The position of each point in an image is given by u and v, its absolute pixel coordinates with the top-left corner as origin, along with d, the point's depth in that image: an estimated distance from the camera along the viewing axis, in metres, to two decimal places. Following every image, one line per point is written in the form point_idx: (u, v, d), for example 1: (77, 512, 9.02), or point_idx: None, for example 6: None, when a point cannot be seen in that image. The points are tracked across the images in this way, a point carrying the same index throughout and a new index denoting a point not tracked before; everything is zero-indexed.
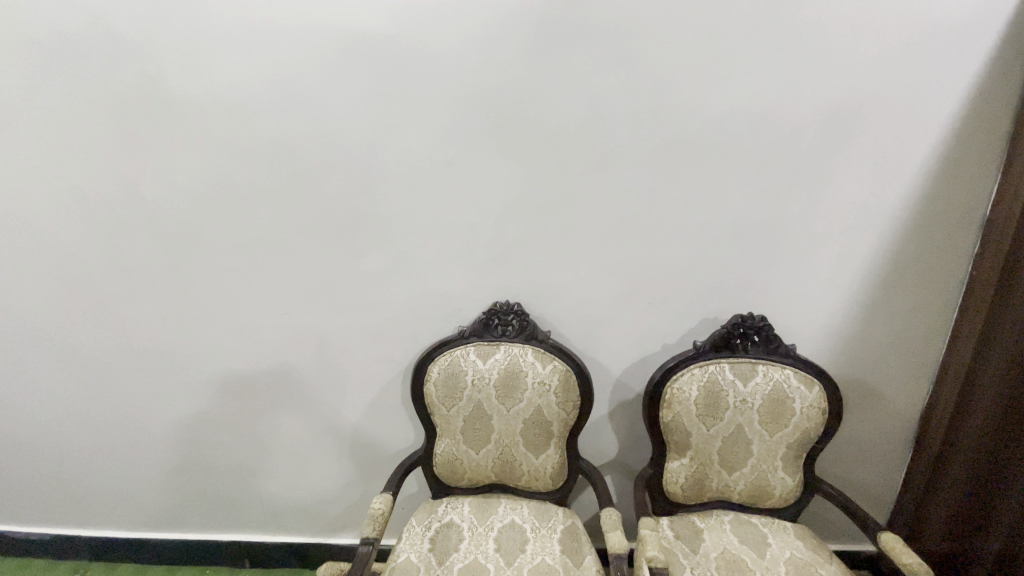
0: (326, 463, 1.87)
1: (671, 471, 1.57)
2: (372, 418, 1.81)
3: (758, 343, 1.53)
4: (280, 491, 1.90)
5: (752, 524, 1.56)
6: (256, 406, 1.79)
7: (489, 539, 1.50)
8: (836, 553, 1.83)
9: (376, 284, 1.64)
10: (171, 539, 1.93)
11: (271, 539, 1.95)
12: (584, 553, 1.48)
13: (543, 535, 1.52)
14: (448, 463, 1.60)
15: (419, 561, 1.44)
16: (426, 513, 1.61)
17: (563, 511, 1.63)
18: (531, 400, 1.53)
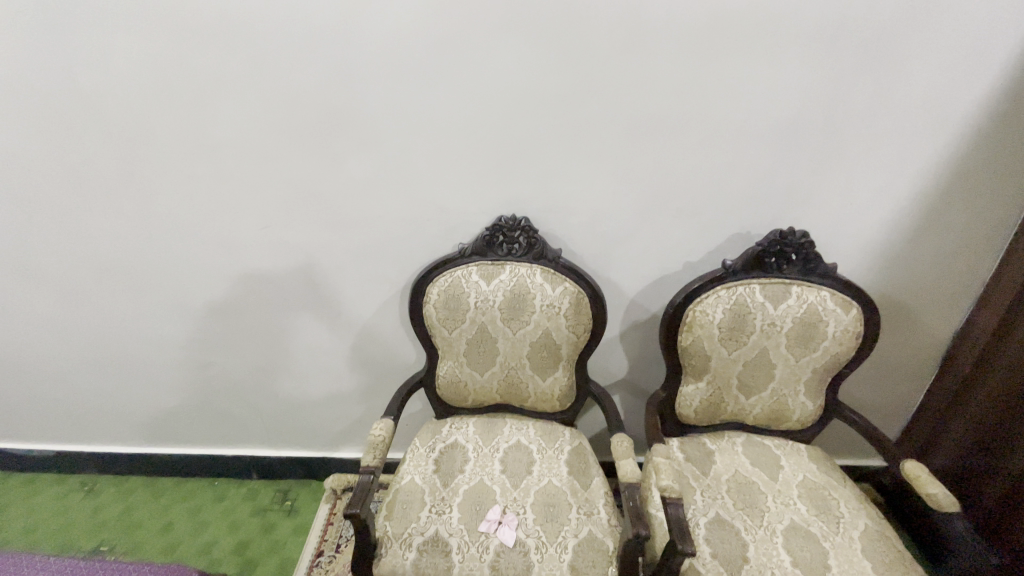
0: (325, 382, 1.81)
1: (687, 395, 1.47)
2: (370, 338, 1.72)
3: (795, 262, 1.37)
4: (281, 409, 1.87)
5: (765, 447, 1.51)
6: (245, 326, 1.69)
7: (495, 461, 1.44)
8: (842, 468, 1.82)
9: (362, 195, 1.44)
10: (176, 453, 1.94)
11: (276, 453, 1.95)
12: (592, 474, 1.42)
13: (550, 456, 1.46)
14: (450, 386, 1.51)
15: (424, 482, 1.38)
16: (429, 434, 1.54)
17: (570, 431, 1.56)
18: (539, 324, 1.40)
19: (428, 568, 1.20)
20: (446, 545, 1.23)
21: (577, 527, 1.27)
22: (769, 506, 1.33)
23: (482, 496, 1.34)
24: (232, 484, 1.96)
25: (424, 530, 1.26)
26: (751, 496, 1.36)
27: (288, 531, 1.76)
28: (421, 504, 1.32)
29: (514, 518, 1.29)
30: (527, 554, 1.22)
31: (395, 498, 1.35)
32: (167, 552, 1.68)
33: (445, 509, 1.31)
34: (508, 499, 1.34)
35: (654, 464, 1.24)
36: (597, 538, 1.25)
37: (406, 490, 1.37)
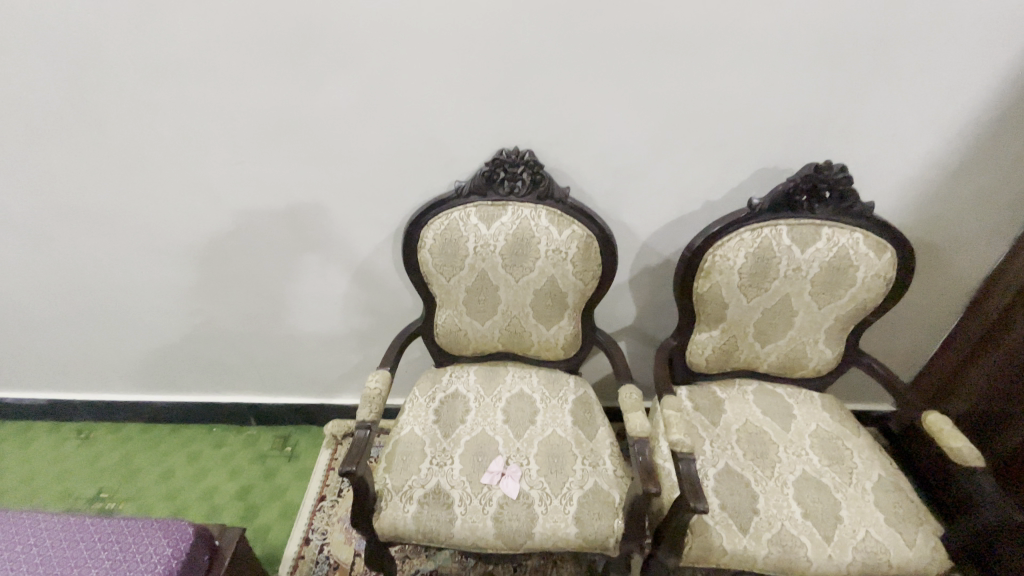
0: (317, 329, 1.74)
1: (699, 345, 1.38)
2: (362, 284, 1.61)
3: (829, 201, 1.23)
4: (274, 357, 1.81)
5: (778, 395, 1.45)
6: (229, 273, 1.59)
7: (497, 410, 1.36)
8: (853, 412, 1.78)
9: (343, 127, 1.27)
10: (171, 401, 1.91)
11: (273, 400, 1.91)
12: (598, 425, 1.36)
13: (554, 405, 1.38)
14: (448, 336, 1.42)
15: (424, 433, 1.31)
16: (428, 383, 1.45)
17: (575, 379, 1.48)
18: (544, 271, 1.29)
19: (430, 521, 1.16)
20: (448, 498, 1.19)
21: (582, 479, 1.22)
22: (780, 457, 1.28)
23: (484, 446, 1.27)
24: (231, 430, 1.94)
25: (425, 483, 1.21)
26: (761, 446, 1.31)
27: (290, 476, 1.76)
28: (421, 456, 1.26)
29: (517, 470, 1.23)
30: (531, 506, 1.17)
31: (394, 450, 1.29)
32: (169, 498, 1.69)
33: (446, 461, 1.25)
34: (511, 450, 1.27)
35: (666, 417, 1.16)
36: (602, 490, 1.20)
37: (405, 441, 1.30)
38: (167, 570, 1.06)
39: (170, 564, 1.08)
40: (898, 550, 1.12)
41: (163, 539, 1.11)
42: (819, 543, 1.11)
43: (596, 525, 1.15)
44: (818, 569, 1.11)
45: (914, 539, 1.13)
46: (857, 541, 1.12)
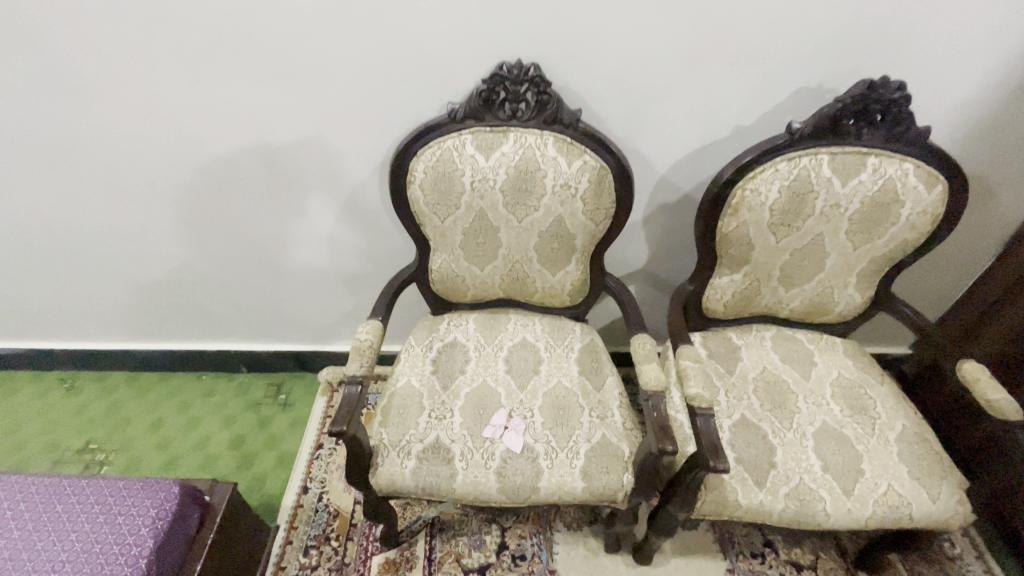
0: (303, 273, 1.61)
1: (719, 290, 1.26)
2: (347, 224, 1.47)
3: (881, 125, 1.06)
4: (259, 302, 1.69)
5: (798, 342, 1.36)
6: (198, 213, 1.44)
7: (498, 361, 1.27)
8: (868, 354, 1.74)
9: (312, 35, 1.08)
10: (155, 349, 1.82)
11: (262, 348, 1.83)
12: (606, 374, 1.26)
13: (558, 354, 1.29)
14: (444, 282, 1.30)
15: (422, 385, 1.22)
16: (425, 332, 1.35)
17: (581, 326, 1.38)
18: (550, 209, 1.14)
19: (430, 476, 1.08)
20: (448, 453, 1.10)
21: (590, 431, 1.13)
22: (799, 407, 1.21)
23: (485, 399, 1.19)
24: (221, 377, 1.88)
25: (424, 436, 1.12)
26: (780, 396, 1.23)
27: (285, 424, 1.71)
28: (418, 409, 1.17)
29: (521, 424, 1.14)
30: (536, 460, 1.10)
31: (390, 402, 1.19)
32: (161, 448, 1.65)
33: (446, 414, 1.16)
34: (514, 402, 1.18)
35: (683, 369, 1.06)
36: (612, 443, 1.12)
37: (401, 393, 1.21)
38: (152, 532, 1.01)
39: (155, 526, 1.02)
40: (920, 504, 1.07)
41: (146, 500, 1.05)
42: (838, 497, 1.06)
43: (606, 479, 1.08)
44: (835, 523, 1.06)
45: (938, 492, 1.08)
46: (879, 494, 1.07)
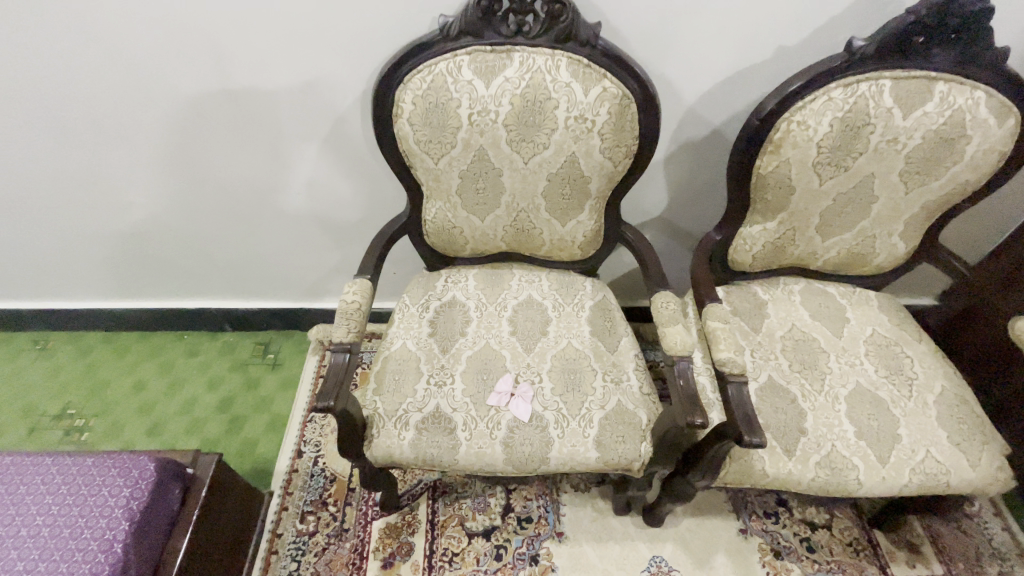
0: (282, 223, 1.46)
1: (749, 240, 1.13)
2: (327, 165, 1.30)
3: (957, 43, 0.89)
4: (238, 257, 1.55)
5: (829, 296, 1.24)
6: (157, 154, 1.27)
7: (502, 322, 1.15)
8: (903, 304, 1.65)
9: None
10: (130, 308, 1.69)
11: (245, 306, 1.70)
12: (620, 334, 1.14)
13: (568, 313, 1.17)
14: (440, 234, 1.15)
15: (419, 348, 1.10)
16: (420, 290, 1.22)
17: (591, 281, 1.24)
18: (562, 147, 0.98)
19: (430, 447, 0.98)
20: (450, 423, 1.00)
21: (604, 397, 1.03)
22: (831, 368, 1.11)
23: (488, 363, 1.08)
24: (203, 337, 1.76)
25: (423, 405, 1.02)
26: (810, 356, 1.12)
27: (274, 385, 1.62)
28: (415, 374, 1.06)
29: (529, 390, 1.04)
30: (545, 430, 1.00)
31: (384, 367, 1.08)
32: (144, 412, 1.56)
33: (446, 380, 1.05)
34: (520, 366, 1.08)
35: (712, 331, 0.94)
36: (628, 410, 1.02)
37: (395, 358, 1.09)
38: (127, 514, 0.93)
39: (129, 507, 0.93)
40: (958, 470, 1.00)
41: (118, 479, 0.96)
42: (872, 465, 0.99)
43: (622, 449, 0.98)
44: (867, 492, 0.99)
45: (978, 458, 1.01)
46: (915, 462, 1.00)
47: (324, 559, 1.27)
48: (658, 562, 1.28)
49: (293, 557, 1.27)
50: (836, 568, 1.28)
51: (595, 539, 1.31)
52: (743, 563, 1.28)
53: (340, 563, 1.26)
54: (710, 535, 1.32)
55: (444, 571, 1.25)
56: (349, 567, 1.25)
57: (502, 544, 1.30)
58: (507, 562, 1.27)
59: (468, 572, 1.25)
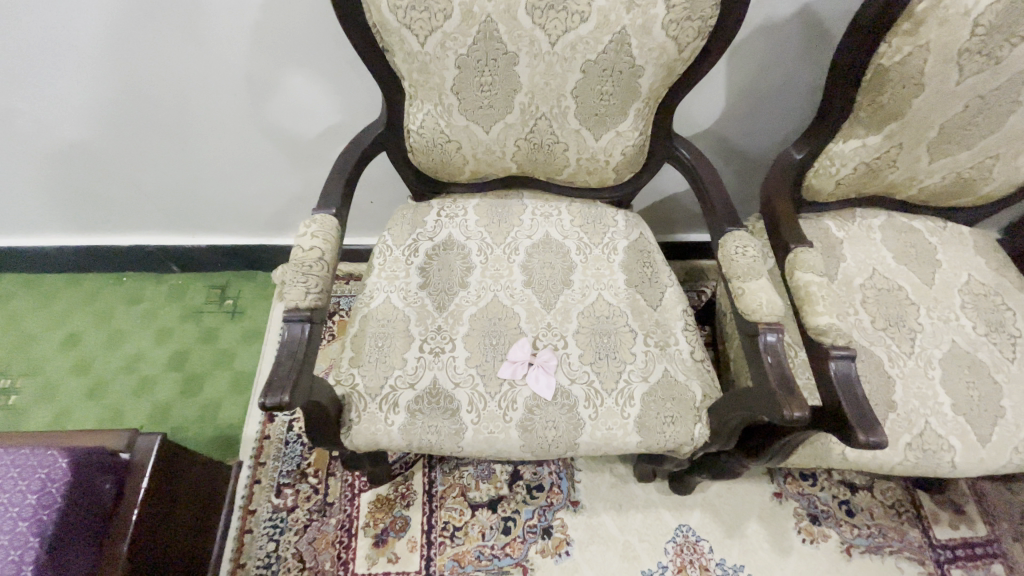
0: (223, 138, 1.13)
1: (839, 160, 0.86)
2: (273, 56, 0.96)
3: None
4: (170, 182, 1.23)
5: (918, 234, 1.00)
6: (27, 36, 0.89)
7: (513, 270, 0.89)
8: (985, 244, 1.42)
9: None
10: (47, 247, 1.38)
11: (190, 242, 1.40)
12: (664, 284, 0.89)
13: (597, 258, 0.91)
14: (429, 151, 0.85)
15: (406, 305, 0.85)
16: (405, 227, 0.94)
17: (625, 214, 0.97)
18: (607, 21, 0.68)
19: (427, 434, 0.76)
20: (452, 403, 0.78)
21: (646, 366, 0.81)
22: (922, 325, 0.89)
23: (498, 325, 0.84)
24: (146, 279, 1.47)
25: (416, 380, 0.79)
26: (897, 310, 0.90)
27: (235, 337, 1.37)
28: (404, 340, 0.82)
29: (553, 361, 0.81)
30: (573, 409, 0.79)
31: (362, 330, 0.83)
32: (82, 371, 1.32)
33: (444, 347, 0.82)
34: (538, 329, 0.84)
35: (805, 288, 0.71)
36: (677, 383, 0.80)
37: (376, 318, 0.84)
38: (35, 528, 0.74)
39: (37, 519, 0.75)
40: None
41: (20, 484, 0.76)
42: (971, 446, 0.81)
43: (670, 432, 0.77)
44: (959, 475, 0.82)
45: None
46: (1021, 440, 0.82)
47: (307, 538, 1.09)
48: (685, 532, 1.13)
49: (269, 536, 1.08)
50: (877, 532, 1.14)
51: (615, 508, 1.16)
52: (777, 529, 1.14)
53: (325, 542, 1.09)
54: (742, 500, 1.17)
55: (445, 548, 1.09)
56: (336, 547, 1.08)
57: (510, 516, 1.14)
58: (516, 536, 1.12)
59: (472, 548, 1.10)
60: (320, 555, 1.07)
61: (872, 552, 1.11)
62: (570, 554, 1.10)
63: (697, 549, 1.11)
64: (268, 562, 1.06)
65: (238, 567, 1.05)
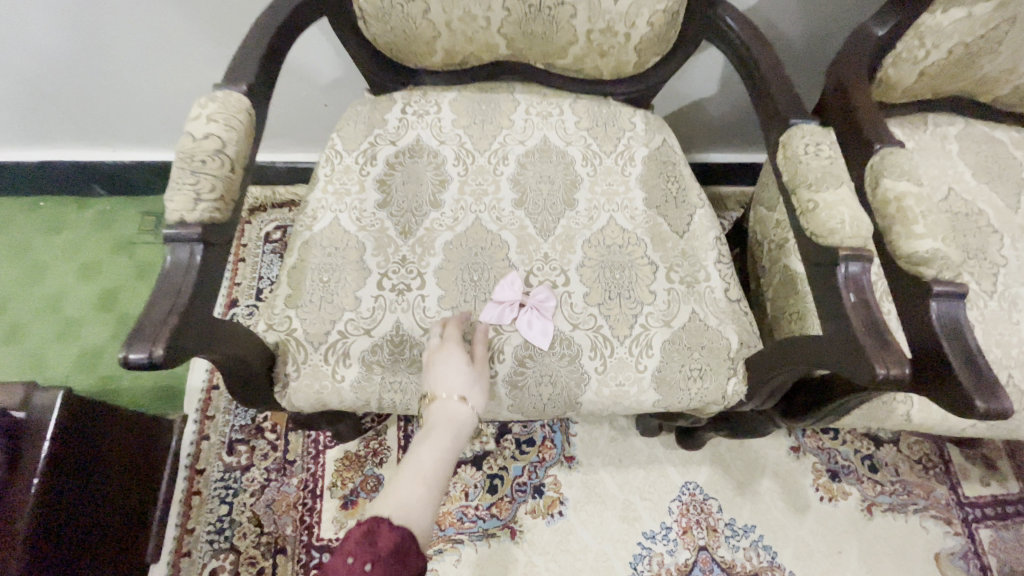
0: (128, 14, 0.87)
1: (931, 38, 0.66)
2: None
3: None
4: (67, 78, 0.97)
5: (1001, 146, 0.80)
6: None
7: (500, 184, 0.69)
8: None
9: None
10: None
11: (111, 159, 1.16)
12: (692, 204, 0.70)
13: (609, 170, 0.71)
14: (386, 18, 0.64)
15: (361, 228, 0.65)
16: (359, 128, 0.72)
17: (644, 115, 0.75)
18: None
19: (388, 392, 0.59)
20: (420, 354, 0.60)
21: (667, 309, 0.64)
22: (1006, 258, 0.72)
23: (481, 255, 0.65)
24: (67, 204, 1.24)
25: (373, 325, 0.61)
26: (975, 239, 0.73)
27: None
28: (357, 274, 0.63)
29: (551, 303, 0.62)
30: (575, 361, 0.62)
31: (302, 261, 0.64)
32: None
33: (410, 283, 0.63)
34: (532, 261, 0.65)
35: (897, 202, 0.53)
36: (707, 329, 0.63)
37: (320, 245, 0.64)
38: None
39: None
40: None
41: None
42: None
43: (696, 390, 0.61)
44: None
45: None
46: None
47: (265, 501, 0.94)
48: (692, 490, 1.00)
49: (221, 499, 0.94)
50: (902, 490, 1.02)
51: (614, 464, 1.02)
52: (794, 487, 1.02)
53: (286, 505, 0.94)
54: (758, 455, 1.04)
55: None
56: (298, 509, 0.94)
57: (497, 474, 0.99)
58: (503, 496, 0.98)
59: (454, 510, 0.96)
60: (280, 519, 0.93)
61: (895, 511, 1.00)
62: (563, 515, 0.97)
63: (705, 508, 0.99)
64: (220, 527, 0.92)
65: (185, 533, 0.91)
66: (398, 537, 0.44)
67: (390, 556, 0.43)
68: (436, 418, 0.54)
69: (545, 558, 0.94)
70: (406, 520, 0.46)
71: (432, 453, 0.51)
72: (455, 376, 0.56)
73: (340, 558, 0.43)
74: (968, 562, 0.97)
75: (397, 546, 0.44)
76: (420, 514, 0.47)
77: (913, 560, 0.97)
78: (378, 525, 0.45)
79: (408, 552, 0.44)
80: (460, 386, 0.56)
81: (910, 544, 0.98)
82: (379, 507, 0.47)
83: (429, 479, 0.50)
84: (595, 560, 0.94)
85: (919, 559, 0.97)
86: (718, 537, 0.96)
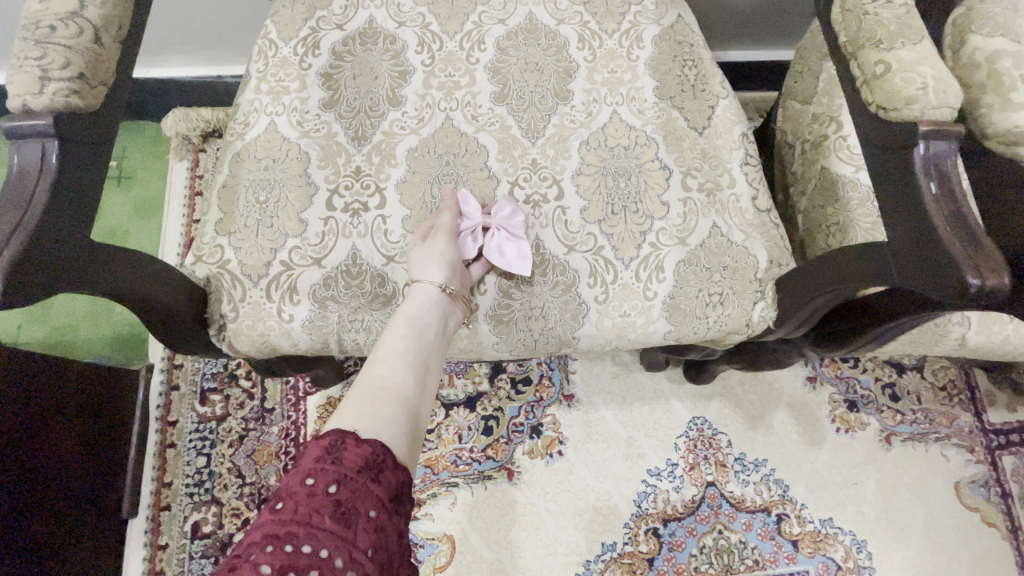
0: None
1: None
2: None
3: None
4: None
5: None
6: None
7: (475, 75, 0.55)
8: None
9: None
10: None
11: None
12: (713, 94, 0.57)
13: (612, 53, 0.57)
14: None
15: (303, 136, 0.53)
16: (296, 9, 0.57)
17: None
18: None
19: (349, 333, 0.50)
20: (384, 288, 0.50)
21: (682, 223, 0.52)
22: None
23: (454, 163, 0.53)
24: None
25: (323, 254, 0.50)
26: None
27: None
28: (301, 191, 0.51)
29: (519, 219, 0.51)
30: (572, 290, 0.52)
31: (234, 178, 0.52)
32: None
33: (366, 202, 0.52)
34: (517, 170, 0.53)
35: (989, 65, 0.41)
36: (731, 247, 0.52)
37: (253, 157, 0.52)
38: None
39: None
40: None
41: None
42: None
43: (715, 318, 0.51)
44: None
45: None
46: None
47: (245, 451, 0.87)
48: (700, 425, 0.93)
49: (197, 451, 0.87)
50: (923, 418, 0.95)
51: (617, 402, 0.95)
52: (809, 419, 0.95)
53: (268, 454, 0.87)
54: (771, 386, 0.96)
55: None
56: (281, 459, 0.87)
57: (491, 415, 0.93)
58: (498, 438, 0.91)
59: (447, 453, 0.90)
60: (262, 469, 0.86)
61: (915, 440, 0.93)
62: (563, 455, 0.91)
63: (714, 444, 0.92)
64: (199, 480, 0.86)
65: (162, 487, 0.86)
66: (368, 452, 0.38)
67: (360, 473, 0.37)
68: (406, 307, 0.48)
69: (544, 498, 0.88)
70: (374, 426, 0.41)
71: (396, 350, 0.46)
72: (416, 259, 0.49)
73: (297, 480, 0.37)
74: (989, 489, 0.91)
75: (367, 463, 0.38)
76: (390, 418, 0.42)
77: (932, 488, 0.91)
78: (343, 439, 0.39)
79: (382, 463, 0.39)
80: (422, 266, 0.49)
81: (928, 472, 0.92)
82: (341, 419, 0.41)
83: (394, 379, 0.44)
84: (596, 499, 0.89)
85: (937, 487, 0.91)
86: (727, 472, 0.91)
